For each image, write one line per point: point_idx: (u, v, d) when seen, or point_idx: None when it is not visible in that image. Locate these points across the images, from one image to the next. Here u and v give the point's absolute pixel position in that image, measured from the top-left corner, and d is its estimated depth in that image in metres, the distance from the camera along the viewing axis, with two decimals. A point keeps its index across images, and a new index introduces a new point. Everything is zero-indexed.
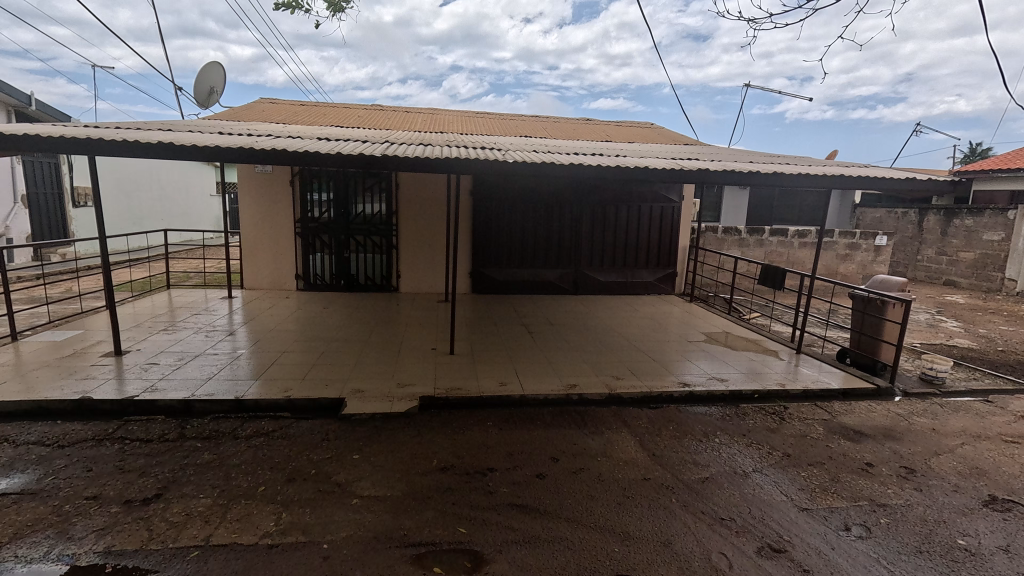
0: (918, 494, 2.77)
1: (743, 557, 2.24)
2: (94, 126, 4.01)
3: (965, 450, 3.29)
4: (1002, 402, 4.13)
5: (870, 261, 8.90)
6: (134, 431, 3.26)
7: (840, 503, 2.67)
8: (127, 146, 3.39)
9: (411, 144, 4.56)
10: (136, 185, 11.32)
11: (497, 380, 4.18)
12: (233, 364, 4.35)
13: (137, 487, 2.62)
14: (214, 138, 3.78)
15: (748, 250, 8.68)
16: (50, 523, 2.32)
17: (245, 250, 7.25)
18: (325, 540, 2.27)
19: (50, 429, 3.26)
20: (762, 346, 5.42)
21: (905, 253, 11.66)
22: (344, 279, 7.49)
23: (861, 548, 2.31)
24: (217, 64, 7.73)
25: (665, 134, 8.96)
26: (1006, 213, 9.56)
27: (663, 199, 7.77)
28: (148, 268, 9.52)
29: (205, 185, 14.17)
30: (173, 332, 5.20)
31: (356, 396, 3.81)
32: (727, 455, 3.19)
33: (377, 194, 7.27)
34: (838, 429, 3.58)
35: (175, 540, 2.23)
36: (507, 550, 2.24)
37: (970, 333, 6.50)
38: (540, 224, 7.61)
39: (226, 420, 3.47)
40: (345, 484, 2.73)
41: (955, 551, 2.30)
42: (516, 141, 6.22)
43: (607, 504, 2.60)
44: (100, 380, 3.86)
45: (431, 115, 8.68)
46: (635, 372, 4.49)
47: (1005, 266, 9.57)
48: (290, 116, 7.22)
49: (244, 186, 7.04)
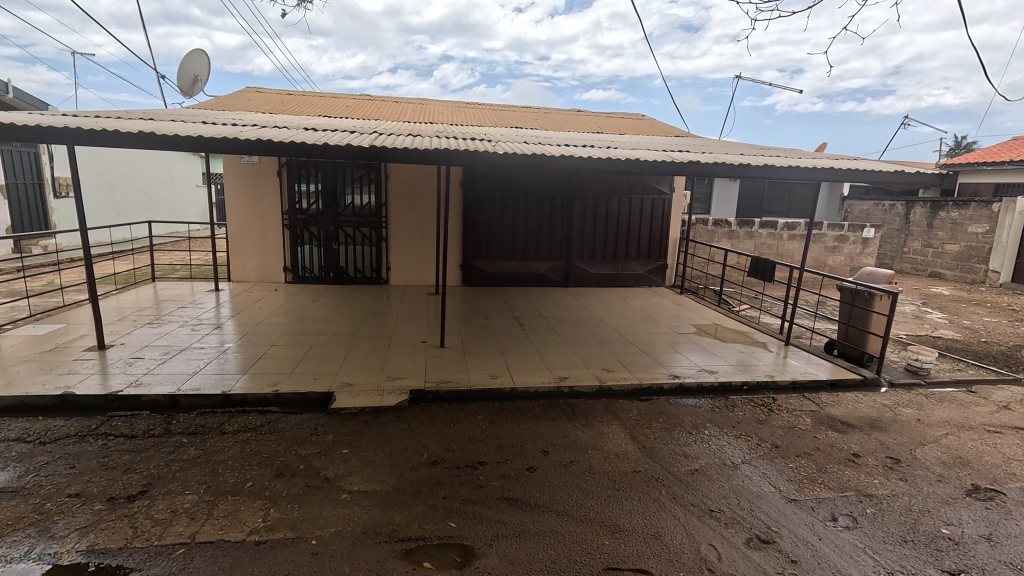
0: (903, 484, 2.81)
1: (733, 548, 2.25)
2: (74, 114, 3.91)
3: (950, 440, 3.34)
4: (985, 393, 4.21)
5: (858, 253, 9.00)
6: (119, 427, 3.20)
7: (827, 493, 2.71)
8: (108, 136, 3.28)
9: (401, 135, 4.47)
10: (118, 176, 11.08)
11: (489, 373, 4.17)
12: (220, 359, 4.28)
13: (121, 484, 2.57)
14: (199, 126, 3.69)
15: (739, 243, 8.72)
16: (31, 522, 2.26)
17: (232, 242, 7.15)
18: (314, 536, 2.25)
19: (32, 425, 3.20)
20: (752, 337, 5.45)
21: (891, 245, 11.80)
22: (333, 271, 7.41)
23: (848, 538, 2.34)
24: (201, 52, 7.56)
25: (657, 125, 8.90)
26: (990, 206, 9.67)
27: (655, 191, 7.77)
28: (132, 261, 9.36)
29: (190, 176, 13.86)
30: (158, 326, 5.11)
31: (345, 390, 3.77)
32: (716, 446, 3.21)
33: (366, 185, 7.17)
34: (825, 419, 3.62)
35: (160, 538, 2.19)
36: (498, 544, 2.24)
37: (955, 324, 6.60)
38: (532, 216, 7.57)
39: (213, 415, 3.43)
40: (334, 479, 2.70)
41: (940, 540, 2.34)
42: (506, 131, 6.14)
43: (596, 497, 2.60)
44: (83, 375, 3.79)
45: (421, 106, 8.60)
46: (626, 365, 4.50)
47: (989, 258, 9.73)
48: (278, 106, 7.10)
49: (230, 178, 6.92)
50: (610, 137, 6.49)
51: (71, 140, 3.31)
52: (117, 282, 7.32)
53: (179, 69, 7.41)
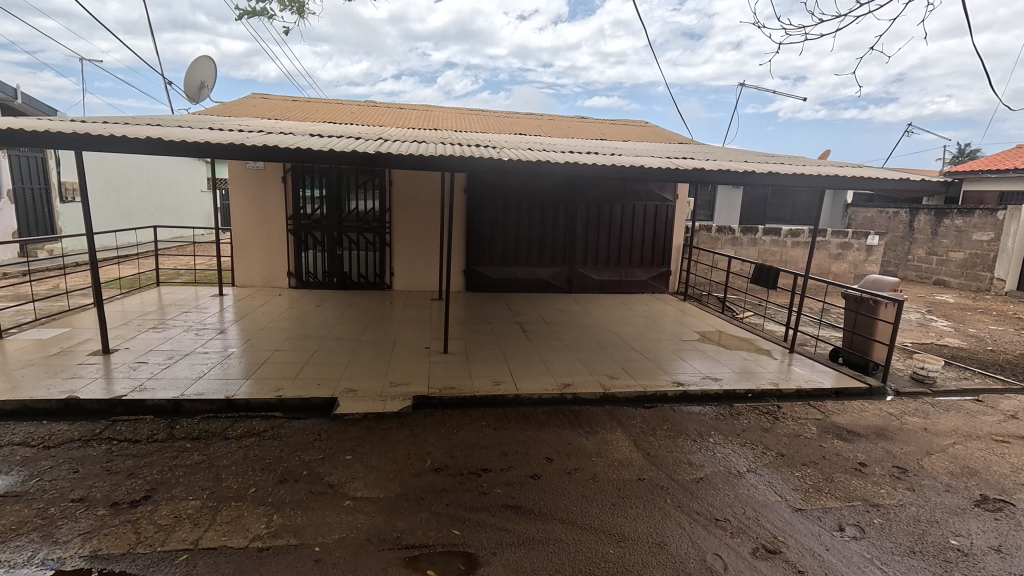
0: (911, 494, 2.78)
1: (739, 558, 2.24)
2: (82, 120, 3.93)
3: (957, 449, 3.31)
4: (991, 402, 4.17)
5: (862, 261, 8.93)
6: (122, 431, 3.20)
7: (834, 503, 2.68)
8: (116, 141, 3.30)
9: (406, 142, 4.49)
10: (124, 180, 11.16)
11: (492, 379, 4.16)
12: (224, 363, 4.28)
13: (125, 489, 2.57)
14: (205, 133, 3.70)
15: (742, 250, 8.71)
16: (35, 527, 2.26)
17: (236, 247, 7.18)
18: (317, 542, 2.24)
19: (36, 429, 3.20)
20: (755, 344, 5.44)
21: (895, 253, 11.76)
22: (337, 276, 7.43)
23: (855, 548, 2.32)
24: (208, 59, 7.64)
25: (660, 132, 8.93)
26: (995, 213, 9.65)
27: (657, 198, 7.78)
28: (137, 265, 9.40)
29: (195, 180, 13.93)
30: (162, 330, 5.12)
31: (349, 396, 3.76)
32: (721, 454, 3.19)
33: (370, 191, 7.20)
34: (831, 428, 3.60)
35: (163, 544, 2.19)
36: (502, 552, 2.22)
37: (960, 332, 6.56)
38: (535, 222, 7.58)
39: (216, 420, 3.43)
40: (337, 485, 2.69)
41: (949, 551, 2.31)
42: (509, 138, 6.14)
43: (601, 505, 2.58)
44: (87, 379, 3.79)
45: (425, 112, 8.65)
46: (630, 371, 4.49)
47: (994, 266, 9.69)
48: (283, 113, 7.15)
49: (235, 183, 6.97)
50: (614, 143, 6.50)
51: (78, 146, 3.32)
52: (122, 287, 7.36)
53: (187, 75, 7.48)
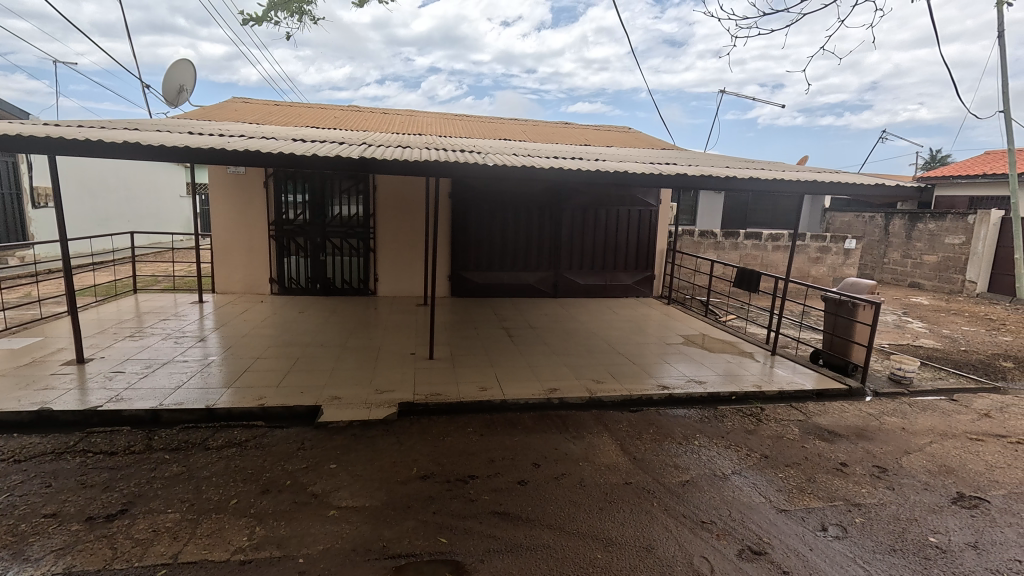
0: (890, 493, 2.84)
1: (726, 560, 2.25)
2: (55, 124, 3.83)
3: (934, 448, 3.40)
4: (965, 401, 4.29)
5: (840, 264, 9.17)
6: (97, 443, 3.11)
7: (817, 503, 2.72)
8: (91, 145, 3.22)
9: (390, 147, 4.46)
10: (100, 185, 10.91)
11: (478, 385, 4.14)
12: (204, 372, 4.19)
13: (100, 503, 2.49)
14: (184, 137, 3.63)
15: (724, 254, 8.85)
16: (4, 544, 2.18)
17: (217, 252, 7.06)
18: (302, 553, 2.20)
19: (7, 442, 3.09)
20: (739, 347, 5.51)
21: (872, 256, 12.06)
22: (320, 282, 7.35)
23: (839, 548, 2.36)
24: (188, 62, 7.52)
25: (643, 138, 9.04)
26: (966, 218, 9.96)
27: (641, 203, 7.86)
28: (113, 272, 9.18)
29: (175, 185, 13.70)
30: (140, 339, 5.00)
31: (333, 403, 3.71)
32: (707, 457, 3.22)
33: (354, 196, 7.15)
34: (813, 429, 3.66)
35: (141, 559, 2.12)
36: (490, 559, 2.21)
37: (934, 333, 6.74)
38: (521, 226, 7.60)
39: (197, 430, 3.35)
40: (322, 495, 2.65)
41: (928, 548, 2.36)
42: (494, 143, 6.16)
43: (588, 510, 2.59)
44: (61, 390, 3.67)
45: (409, 117, 8.64)
46: (616, 375, 4.51)
47: (966, 269, 9.99)
48: (265, 117, 7.07)
49: (216, 188, 6.86)
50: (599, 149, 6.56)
51: (51, 150, 3.22)
52: (97, 295, 7.17)
53: (166, 78, 7.35)
